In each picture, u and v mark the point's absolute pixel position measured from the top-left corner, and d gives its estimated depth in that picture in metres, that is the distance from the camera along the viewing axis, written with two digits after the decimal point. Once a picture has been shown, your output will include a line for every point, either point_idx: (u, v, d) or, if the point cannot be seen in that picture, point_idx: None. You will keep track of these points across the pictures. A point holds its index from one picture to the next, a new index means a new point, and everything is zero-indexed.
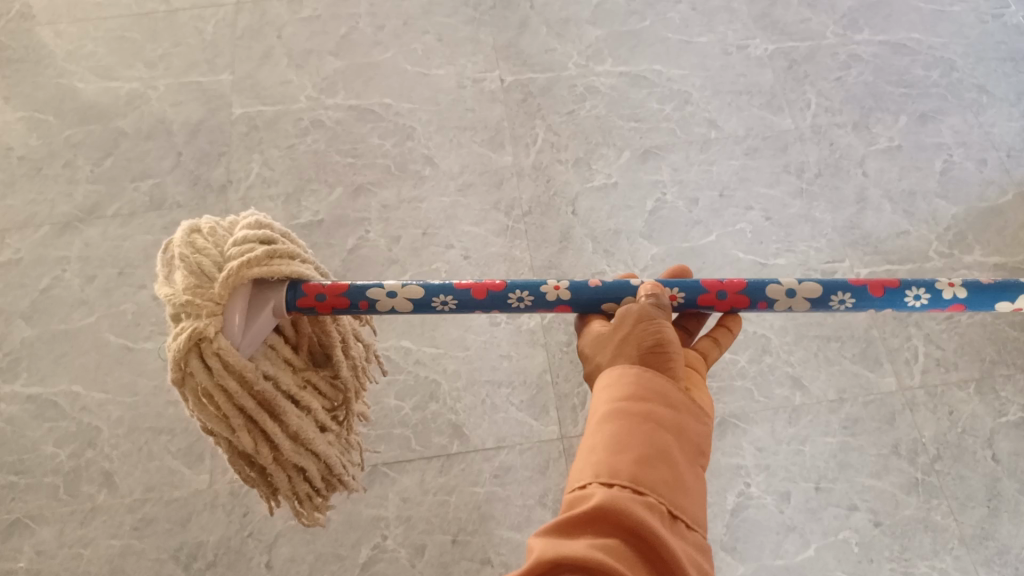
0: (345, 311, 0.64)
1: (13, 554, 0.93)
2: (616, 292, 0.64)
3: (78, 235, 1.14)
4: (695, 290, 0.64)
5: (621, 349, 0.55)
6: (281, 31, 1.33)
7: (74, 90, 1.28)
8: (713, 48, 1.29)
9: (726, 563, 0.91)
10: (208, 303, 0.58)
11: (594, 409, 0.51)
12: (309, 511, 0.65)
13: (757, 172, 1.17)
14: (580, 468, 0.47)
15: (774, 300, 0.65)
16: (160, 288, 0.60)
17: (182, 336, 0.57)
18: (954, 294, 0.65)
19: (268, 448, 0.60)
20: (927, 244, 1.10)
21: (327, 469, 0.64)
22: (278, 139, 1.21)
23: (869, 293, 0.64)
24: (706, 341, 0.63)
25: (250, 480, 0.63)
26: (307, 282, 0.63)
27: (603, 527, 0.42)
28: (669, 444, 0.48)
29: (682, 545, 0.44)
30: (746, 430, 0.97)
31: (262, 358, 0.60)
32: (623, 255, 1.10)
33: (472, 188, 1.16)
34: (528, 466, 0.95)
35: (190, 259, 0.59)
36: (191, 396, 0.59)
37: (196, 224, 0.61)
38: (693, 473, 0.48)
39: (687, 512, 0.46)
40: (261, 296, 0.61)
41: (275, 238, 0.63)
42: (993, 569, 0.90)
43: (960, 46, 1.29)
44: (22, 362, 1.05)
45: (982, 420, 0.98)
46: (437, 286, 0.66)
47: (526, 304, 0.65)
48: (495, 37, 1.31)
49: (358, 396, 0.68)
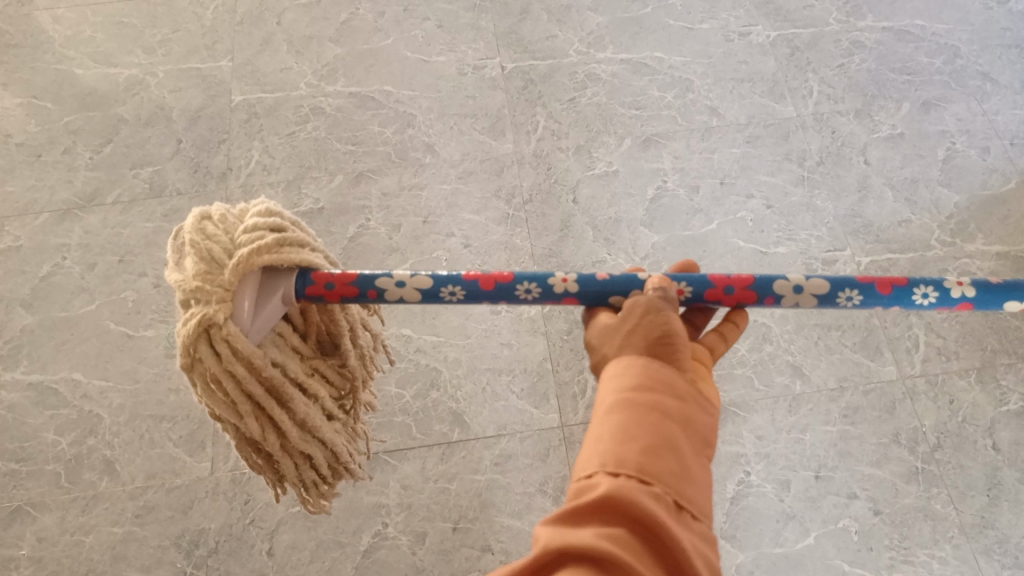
0: (353, 300, 0.63)
1: (15, 541, 0.93)
2: (624, 285, 0.63)
3: (78, 222, 1.14)
4: (703, 284, 0.64)
5: (629, 340, 0.54)
6: (281, 17, 1.32)
7: (73, 76, 1.28)
8: (715, 35, 1.28)
9: (726, 550, 0.91)
10: (217, 290, 0.58)
11: (601, 398, 0.51)
12: (315, 498, 0.65)
13: (759, 160, 1.16)
14: (586, 458, 0.47)
15: (781, 296, 0.64)
16: (170, 274, 0.60)
17: (191, 321, 0.57)
18: (962, 293, 0.64)
19: (275, 436, 0.60)
20: (928, 233, 1.10)
21: (333, 456, 0.64)
22: (278, 126, 1.21)
23: (876, 290, 0.64)
24: (714, 336, 0.62)
25: (257, 466, 0.63)
26: (316, 270, 0.62)
27: (608, 517, 0.43)
28: (675, 435, 0.48)
29: (689, 535, 0.44)
30: (746, 418, 0.97)
31: (270, 346, 0.60)
32: (623, 243, 1.10)
33: (472, 175, 1.15)
34: (528, 453, 0.95)
35: (200, 246, 0.59)
36: (200, 381, 0.59)
37: (206, 210, 0.61)
38: (699, 465, 0.48)
39: (693, 502, 0.46)
40: (272, 283, 0.60)
41: (285, 226, 0.62)
42: (993, 558, 0.91)
43: (965, 32, 1.28)
44: (23, 349, 1.04)
45: (983, 409, 0.98)
46: (445, 276, 0.65)
47: (533, 296, 0.65)
48: (496, 24, 1.30)
49: (364, 385, 0.68)
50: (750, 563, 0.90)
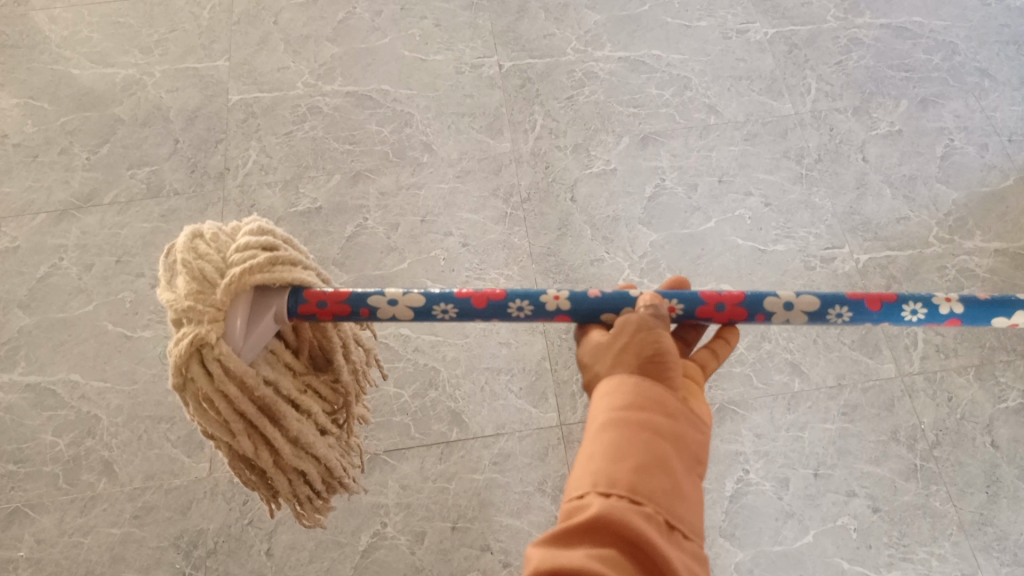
0: (345, 318, 0.63)
1: (14, 542, 0.93)
2: (616, 302, 0.62)
3: (76, 223, 1.13)
4: (694, 301, 0.63)
5: (620, 357, 0.54)
6: (278, 16, 1.32)
7: (70, 76, 1.27)
8: (713, 33, 1.28)
9: (726, 549, 0.91)
10: (210, 309, 0.57)
11: (593, 417, 0.51)
12: (309, 513, 0.65)
13: (757, 158, 1.16)
14: (579, 477, 0.47)
15: (772, 313, 0.64)
16: (162, 293, 0.59)
17: (183, 341, 0.57)
18: (950, 309, 0.64)
19: (268, 453, 0.60)
20: (927, 230, 1.10)
21: (327, 472, 0.63)
22: (275, 126, 1.20)
23: (867, 307, 0.63)
24: (705, 352, 0.62)
25: (250, 483, 0.63)
26: (309, 288, 0.63)
27: (601, 537, 0.42)
28: (667, 453, 0.47)
29: (680, 555, 0.43)
30: (746, 417, 0.97)
31: (263, 364, 0.60)
32: (622, 242, 1.09)
33: (471, 174, 1.15)
34: (528, 452, 0.95)
35: (192, 265, 0.59)
36: (193, 401, 0.59)
37: (198, 229, 0.61)
38: (691, 483, 0.48)
39: (685, 521, 0.46)
40: (264, 302, 0.61)
41: (278, 244, 0.62)
42: (992, 555, 0.91)
43: (962, 29, 1.28)
44: (21, 350, 1.04)
45: (982, 406, 0.98)
46: (437, 294, 0.65)
47: (526, 314, 0.65)
48: (494, 22, 1.29)
49: (358, 399, 0.68)
50: (750, 562, 0.90)
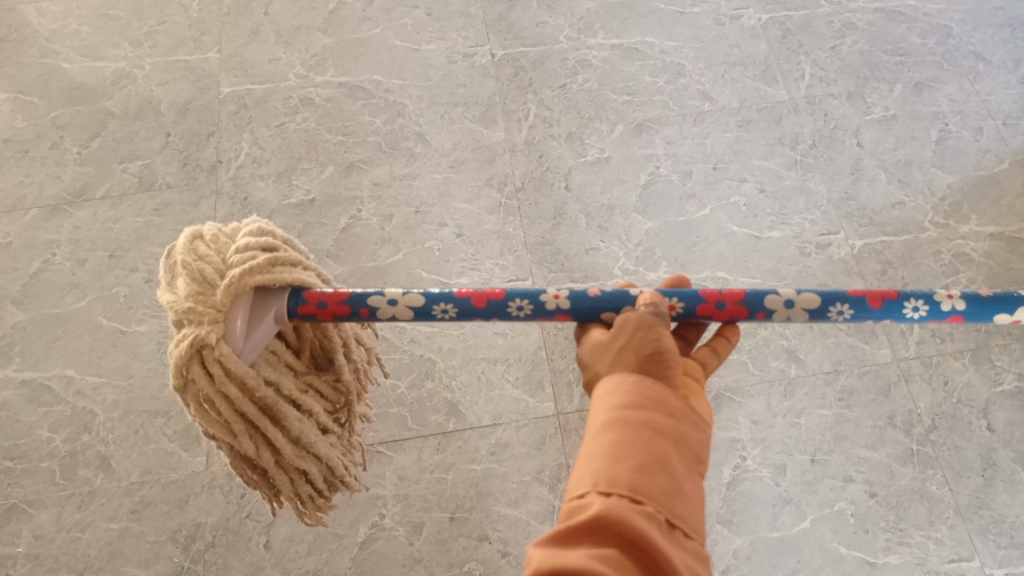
0: (346, 318, 0.63)
1: (12, 538, 0.93)
2: (616, 301, 0.62)
3: (68, 218, 1.13)
4: (694, 299, 0.63)
5: (620, 356, 0.54)
6: (268, 8, 1.31)
7: (59, 70, 1.26)
8: (707, 19, 1.27)
9: (723, 536, 0.91)
10: (210, 310, 0.57)
11: (593, 416, 0.51)
12: (313, 511, 0.64)
13: (752, 145, 1.16)
14: (579, 477, 0.47)
15: (772, 311, 0.64)
16: (163, 294, 0.59)
17: (184, 342, 0.57)
18: (952, 306, 0.64)
19: (269, 453, 0.60)
20: (922, 215, 1.10)
21: (329, 470, 0.63)
22: (268, 117, 1.20)
23: (867, 304, 0.63)
24: (706, 350, 0.62)
25: (252, 482, 0.62)
26: (309, 288, 0.62)
27: (601, 537, 0.42)
28: (668, 452, 0.47)
29: (681, 553, 0.43)
30: (741, 404, 0.97)
31: (264, 364, 0.59)
32: (617, 231, 1.09)
33: (464, 164, 1.14)
34: (524, 442, 0.95)
35: (193, 266, 0.58)
36: (194, 402, 0.58)
37: (198, 230, 0.61)
38: (692, 482, 0.48)
39: (686, 520, 0.46)
40: (264, 303, 0.60)
41: (277, 245, 0.62)
42: (988, 538, 0.91)
43: (957, 12, 1.28)
44: (16, 347, 1.04)
45: (977, 390, 0.98)
46: (438, 294, 0.64)
47: (525, 313, 0.64)
48: (486, 11, 1.28)
49: (360, 397, 0.67)
50: (748, 549, 0.90)
